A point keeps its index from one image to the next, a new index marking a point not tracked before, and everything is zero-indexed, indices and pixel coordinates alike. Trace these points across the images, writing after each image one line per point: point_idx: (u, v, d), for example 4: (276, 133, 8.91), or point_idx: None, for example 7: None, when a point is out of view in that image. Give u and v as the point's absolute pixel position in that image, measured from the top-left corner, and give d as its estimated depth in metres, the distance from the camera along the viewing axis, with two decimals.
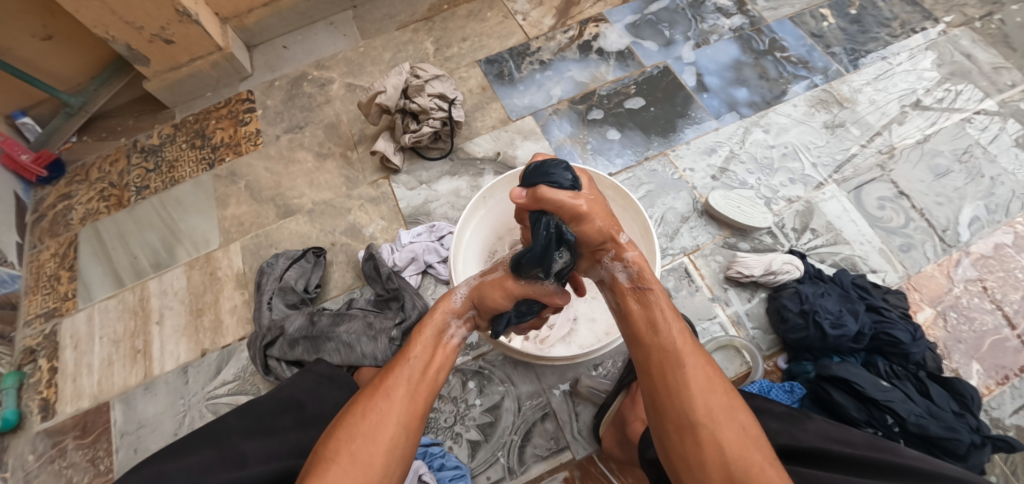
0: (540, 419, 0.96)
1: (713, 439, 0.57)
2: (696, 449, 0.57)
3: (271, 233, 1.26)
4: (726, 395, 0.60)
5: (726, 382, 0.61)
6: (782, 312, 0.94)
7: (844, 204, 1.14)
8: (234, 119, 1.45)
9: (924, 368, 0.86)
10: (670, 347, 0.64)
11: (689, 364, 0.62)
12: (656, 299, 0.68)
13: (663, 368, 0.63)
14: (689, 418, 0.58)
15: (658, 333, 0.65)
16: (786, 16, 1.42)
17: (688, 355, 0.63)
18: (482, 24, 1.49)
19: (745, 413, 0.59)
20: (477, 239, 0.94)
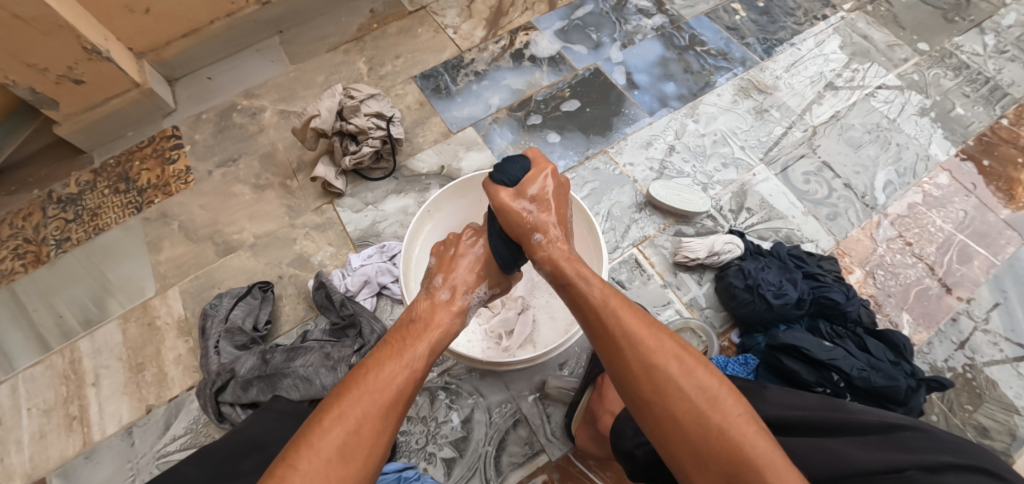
0: (513, 427, 0.95)
1: (667, 413, 0.58)
2: (656, 424, 0.59)
3: (212, 273, 1.19)
4: (678, 363, 0.60)
5: (675, 349, 0.61)
6: (730, 290, 0.98)
7: (774, 182, 1.21)
8: (160, 158, 1.38)
9: (861, 325, 0.92)
10: (613, 328, 0.65)
11: (633, 342, 0.63)
12: (588, 284, 0.71)
13: (610, 351, 0.65)
14: (641, 398, 0.61)
15: (597, 319, 0.67)
16: (702, 13, 1.50)
17: (632, 332, 0.64)
18: (414, 40, 1.49)
19: (704, 376, 0.59)
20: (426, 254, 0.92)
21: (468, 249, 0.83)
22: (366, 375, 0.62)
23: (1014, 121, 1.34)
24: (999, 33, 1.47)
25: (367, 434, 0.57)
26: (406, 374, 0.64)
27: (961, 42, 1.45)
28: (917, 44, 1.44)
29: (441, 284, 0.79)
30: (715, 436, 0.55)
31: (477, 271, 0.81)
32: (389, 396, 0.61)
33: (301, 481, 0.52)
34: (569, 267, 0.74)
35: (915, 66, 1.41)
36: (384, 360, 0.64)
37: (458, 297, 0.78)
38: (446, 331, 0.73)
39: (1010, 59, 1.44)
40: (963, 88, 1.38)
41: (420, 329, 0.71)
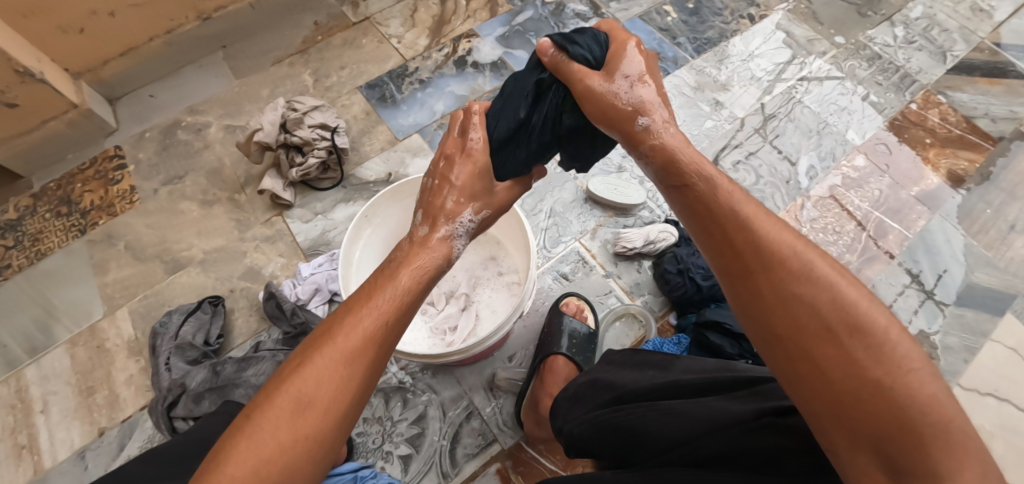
0: (466, 420, 0.99)
1: (805, 352, 0.47)
2: (790, 366, 0.48)
3: (161, 292, 1.19)
4: (826, 288, 0.48)
5: (832, 281, 0.49)
6: (664, 276, 1.05)
7: None
8: (103, 179, 1.36)
9: None
10: (738, 244, 0.54)
11: (769, 264, 0.51)
12: (709, 188, 0.58)
13: (734, 269, 0.53)
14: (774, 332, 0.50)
15: (720, 233, 0.55)
16: (636, 15, 1.57)
17: (770, 250, 0.52)
18: (359, 51, 1.52)
19: (863, 308, 0.47)
20: (366, 259, 0.89)
21: (448, 178, 0.70)
22: (334, 325, 0.56)
23: (923, 105, 1.44)
24: (908, 25, 1.58)
25: (328, 388, 0.51)
26: (378, 318, 0.56)
27: (874, 34, 1.56)
28: (834, 38, 1.55)
29: (437, 209, 0.69)
30: (869, 383, 0.44)
31: (470, 194, 0.70)
32: (356, 343, 0.54)
33: (252, 436, 0.47)
34: (685, 164, 0.62)
35: (833, 58, 1.51)
36: (354, 304, 0.58)
37: (440, 226, 0.68)
38: (427, 267, 0.64)
39: (919, 48, 1.54)
40: (877, 77, 1.48)
41: (396, 269, 0.63)
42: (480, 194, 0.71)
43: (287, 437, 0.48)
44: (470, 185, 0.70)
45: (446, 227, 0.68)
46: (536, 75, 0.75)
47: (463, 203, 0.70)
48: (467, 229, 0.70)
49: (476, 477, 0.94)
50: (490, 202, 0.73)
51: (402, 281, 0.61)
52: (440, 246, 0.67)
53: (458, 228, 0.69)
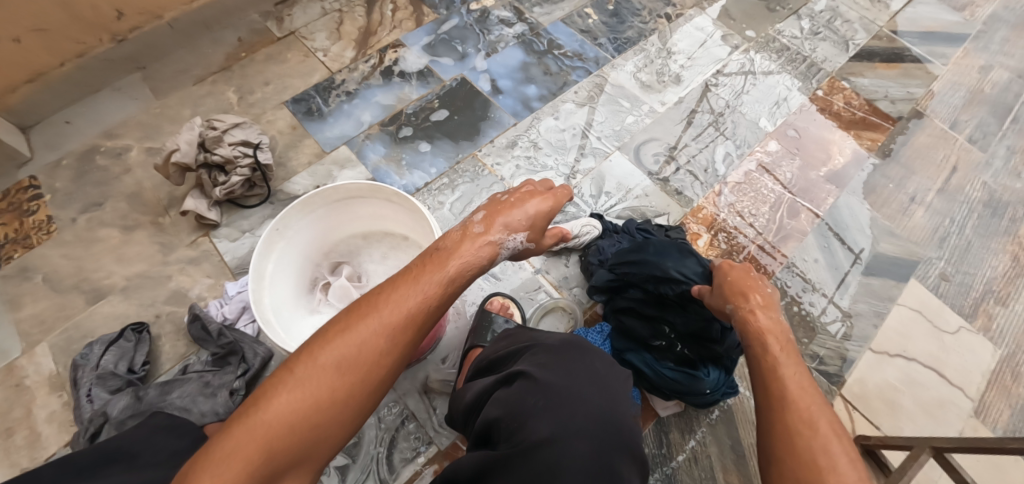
0: (402, 424, 1.00)
1: (796, 459, 0.58)
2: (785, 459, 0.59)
3: (82, 323, 1.15)
4: (831, 454, 0.57)
5: (829, 425, 0.59)
6: (589, 267, 1.13)
7: (628, 166, 1.33)
8: (16, 211, 1.30)
9: None
10: (779, 374, 0.66)
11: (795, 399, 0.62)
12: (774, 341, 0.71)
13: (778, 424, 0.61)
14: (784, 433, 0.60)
15: (765, 366, 0.68)
16: (558, 19, 1.62)
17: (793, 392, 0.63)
18: (284, 66, 1.51)
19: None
20: (278, 274, 0.88)
21: (519, 204, 0.81)
22: (380, 298, 0.63)
23: (828, 92, 1.53)
24: (812, 18, 1.68)
25: (372, 352, 0.59)
26: (420, 303, 0.65)
27: (781, 27, 1.65)
28: (746, 32, 1.63)
29: (490, 220, 0.77)
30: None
31: (510, 224, 0.78)
32: (401, 318, 0.62)
33: (297, 383, 0.56)
34: (764, 334, 0.72)
35: (745, 51, 1.59)
36: (401, 284, 0.65)
37: (492, 231, 0.77)
38: (473, 262, 0.72)
39: (823, 39, 1.64)
40: (786, 68, 1.57)
41: (446, 257, 0.71)
42: (518, 226, 0.79)
43: (325, 389, 0.56)
44: (506, 219, 0.79)
45: (497, 235, 0.76)
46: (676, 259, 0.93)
47: (522, 228, 0.80)
48: (515, 246, 0.79)
49: (414, 481, 0.95)
50: (535, 232, 0.82)
51: (449, 272, 0.69)
52: (482, 254, 0.74)
53: (507, 241, 0.78)
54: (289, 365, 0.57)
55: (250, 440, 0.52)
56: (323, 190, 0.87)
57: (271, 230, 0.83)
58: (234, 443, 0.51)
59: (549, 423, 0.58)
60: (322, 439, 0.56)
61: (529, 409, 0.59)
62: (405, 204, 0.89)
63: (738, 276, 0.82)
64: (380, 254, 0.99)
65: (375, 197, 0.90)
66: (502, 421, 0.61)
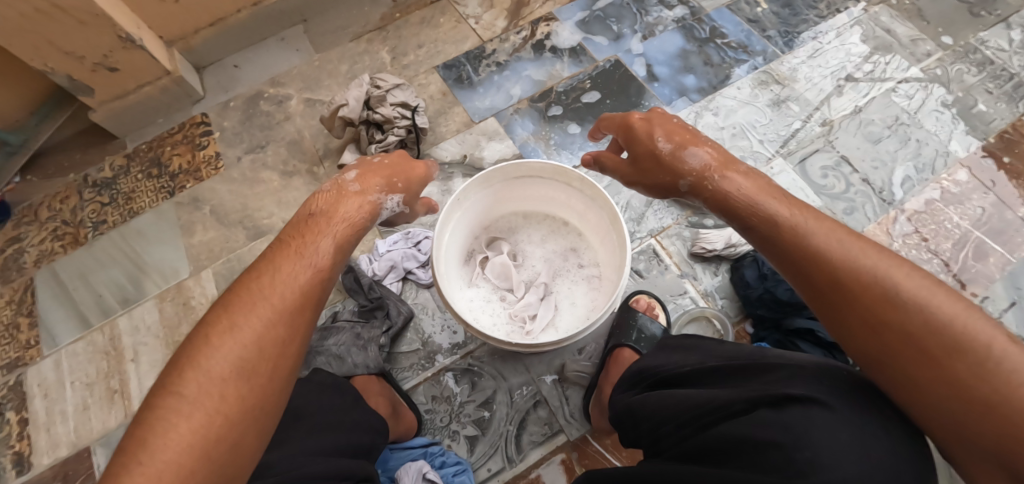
0: (533, 408, 1.01)
1: (895, 345, 0.52)
2: (889, 352, 0.52)
3: (243, 257, 1.24)
4: (931, 322, 0.51)
5: (923, 291, 0.52)
6: (743, 280, 1.06)
7: (792, 176, 1.25)
8: (190, 144, 1.42)
9: None
10: (804, 247, 0.60)
11: (855, 277, 0.55)
12: (771, 208, 0.65)
13: (841, 295, 0.56)
14: (871, 321, 0.54)
15: (794, 253, 0.61)
16: (723, 5, 1.50)
17: (842, 271, 0.56)
18: (436, 30, 1.50)
19: (976, 348, 0.49)
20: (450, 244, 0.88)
21: (380, 162, 0.81)
22: (261, 280, 0.61)
23: None
24: None
25: (278, 328, 0.58)
26: (304, 279, 0.63)
27: (987, 37, 1.43)
28: (942, 38, 1.44)
29: (348, 194, 0.75)
30: (945, 375, 0.49)
31: (386, 182, 0.79)
32: (294, 290, 0.61)
33: (214, 369, 0.53)
34: (746, 206, 0.68)
35: (938, 60, 1.40)
36: (281, 258, 0.64)
37: (370, 191, 0.77)
38: (352, 224, 0.73)
39: None
40: (987, 84, 1.37)
41: (324, 223, 0.70)
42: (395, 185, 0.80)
43: (222, 396, 0.52)
44: (387, 178, 0.79)
45: (371, 197, 0.76)
46: None
47: (387, 188, 0.79)
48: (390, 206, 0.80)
49: (541, 465, 0.97)
50: (409, 195, 0.84)
51: (328, 239, 0.69)
52: (357, 220, 0.74)
53: (383, 201, 0.78)
54: (179, 381, 0.51)
55: (181, 430, 0.48)
56: (506, 166, 0.85)
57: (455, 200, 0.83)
58: (162, 437, 0.47)
59: (851, 464, 0.50)
60: (242, 446, 0.52)
61: (817, 442, 0.51)
62: (586, 191, 0.86)
63: (660, 152, 0.79)
64: (539, 236, 0.98)
65: (554, 179, 0.88)
66: (782, 448, 0.52)
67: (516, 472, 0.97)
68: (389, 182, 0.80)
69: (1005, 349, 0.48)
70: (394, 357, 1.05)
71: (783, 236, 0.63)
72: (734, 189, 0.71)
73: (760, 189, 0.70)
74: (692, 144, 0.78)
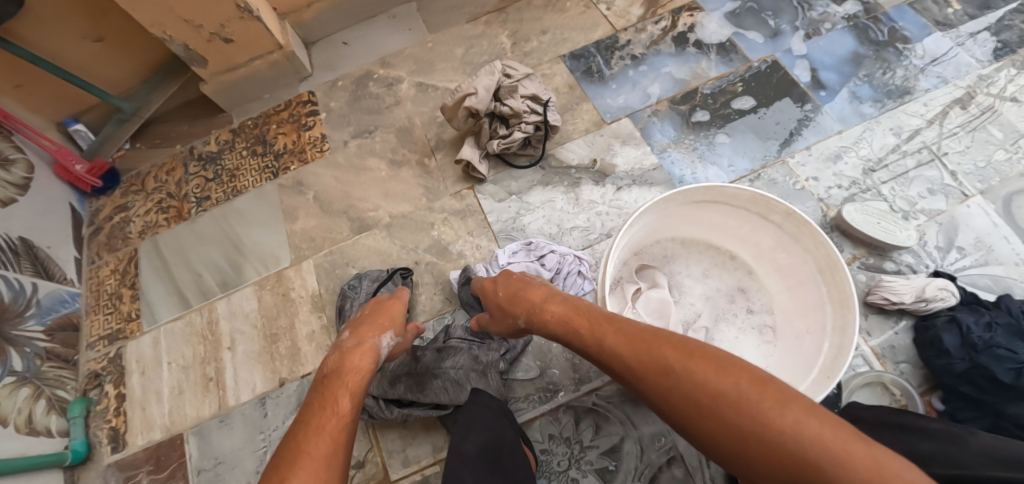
0: (667, 464, 0.87)
1: (735, 435, 0.54)
2: (733, 446, 0.55)
3: (346, 250, 1.16)
4: (739, 394, 0.55)
5: (722, 372, 0.57)
6: (938, 345, 0.88)
7: (993, 218, 1.02)
8: (296, 123, 1.35)
9: None
10: (641, 361, 0.63)
11: (680, 375, 0.59)
12: (595, 334, 0.68)
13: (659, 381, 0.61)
14: (703, 413, 0.57)
15: (624, 367, 0.64)
16: (904, 2, 1.27)
17: (660, 366, 0.61)
18: (562, 15, 1.35)
19: (781, 418, 0.52)
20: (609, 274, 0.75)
21: (366, 315, 0.84)
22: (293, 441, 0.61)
23: None
24: None
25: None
26: (335, 434, 0.62)
27: None
28: None
29: (352, 349, 0.76)
30: (767, 449, 0.52)
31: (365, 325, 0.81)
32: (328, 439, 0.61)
33: None
34: (575, 331, 0.71)
35: None
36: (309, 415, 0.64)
37: (367, 337, 0.78)
38: (366, 370, 0.74)
39: None
40: None
41: (336, 378, 0.71)
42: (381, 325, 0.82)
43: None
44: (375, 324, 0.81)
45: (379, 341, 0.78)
46: None
47: (380, 332, 0.80)
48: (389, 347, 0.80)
49: None
50: (400, 329, 0.84)
51: (349, 385, 0.70)
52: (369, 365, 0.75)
53: (382, 343, 0.79)
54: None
55: None
56: (694, 188, 0.71)
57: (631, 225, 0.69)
58: None
59: None
60: None
61: None
62: (786, 228, 0.72)
63: (506, 293, 0.82)
64: (699, 269, 0.84)
65: (744, 208, 0.74)
66: None
67: None
68: (381, 324, 0.82)
69: (750, 385, 0.55)
70: (510, 385, 0.94)
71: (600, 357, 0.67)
72: (555, 322, 0.74)
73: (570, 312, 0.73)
74: (530, 292, 0.79)
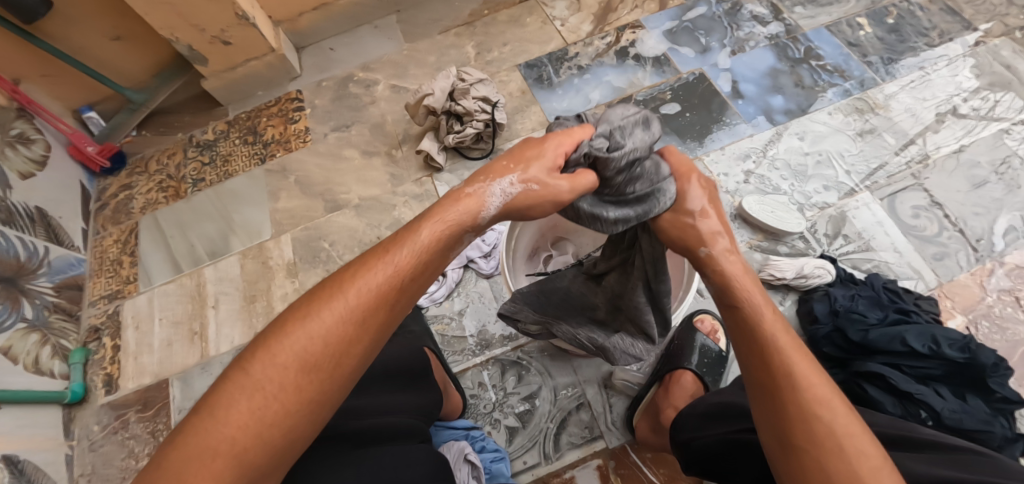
0: (575, 409, 1.02)
1: (815, 458, 0.48)
2: (808, 464, 0.49)
3: (320, 226, 1.31)
4: (847, 432, 0.49)
5: (853, 419, 0.50)
6: (812, 314, 1.02)
7: (878, 211, 1.18)
8: (284, 117, 1.51)
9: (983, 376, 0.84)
10: (775, 371, 0.52)
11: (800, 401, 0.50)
12: (764, 325, 0.54)
13: (763, 394, 0.53)
14: (804, 433, 0.49)
15: (766, 362, 0.53)
16: (822, 25, 1.44)
17: (802, 385, 0.51)
18: (523, 30, 1.53)
19: (863, 456, 0.48)
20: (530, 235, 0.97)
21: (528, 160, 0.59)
22: (348, 278, 0.53)
23: None
24: None
25: (352, 336, 0.51)
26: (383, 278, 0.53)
27: None
28: None
29: (454, 191, 0.58)
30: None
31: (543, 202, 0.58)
32: (371, 298, 0.53)
33: (272, 374, 0.48)
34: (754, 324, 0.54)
35: None
36: (371, 266, 0.54)
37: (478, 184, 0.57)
38: (449, 224, 0.56)
39: None
40: None
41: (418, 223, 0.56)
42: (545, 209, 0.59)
43: (290, 393, 0.48)
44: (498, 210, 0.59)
45: (496, 204, 0.56)
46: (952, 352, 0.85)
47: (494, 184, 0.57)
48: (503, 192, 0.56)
49: (576, 466, 0.97)
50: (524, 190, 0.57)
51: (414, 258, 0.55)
52: (472, 216, 0.56)
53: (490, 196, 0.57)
54: (246, 367, 0.49)
55: (215, 454, 0.44)
56: None
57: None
58: (236, 388, 0.48)
59: None
60: (298, 439, 0.48)
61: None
62: None
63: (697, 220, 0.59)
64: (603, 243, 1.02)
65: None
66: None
67: (551, 469, 0.98)
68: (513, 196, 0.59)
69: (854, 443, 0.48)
70: (447, 341, 1.11)
71: (756, 339, 0.54)
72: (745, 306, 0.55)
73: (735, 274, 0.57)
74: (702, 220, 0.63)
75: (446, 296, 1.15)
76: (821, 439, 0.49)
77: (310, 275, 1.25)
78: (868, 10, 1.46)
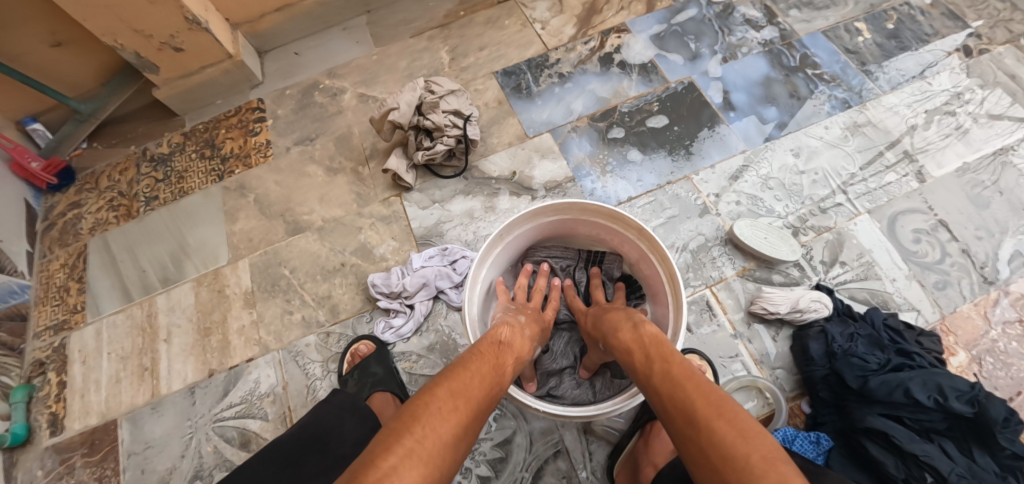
0: (552, 457, 0.94)
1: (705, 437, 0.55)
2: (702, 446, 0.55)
3: (280, 251, 1.21)
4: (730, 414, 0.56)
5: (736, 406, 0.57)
6: (806, 353, 0.95)
7: (877, 235, 1.10)
8: (244, 129, 1.41)
9: (995, 436, 0.77)
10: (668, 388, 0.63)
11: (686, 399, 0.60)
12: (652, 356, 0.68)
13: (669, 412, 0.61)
14: (694, 421, 0.57)
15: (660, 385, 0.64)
16: (819, 29, 1.35)
17: (684, 387, 0.61)
18: (501, 32, 1.42)
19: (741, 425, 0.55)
20: (488, 281, 0.86)
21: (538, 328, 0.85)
22: (461, 372, 0.66)
23: None
24: None
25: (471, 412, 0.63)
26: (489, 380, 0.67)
27: None
28: None
29: (518, 328, 0.80)
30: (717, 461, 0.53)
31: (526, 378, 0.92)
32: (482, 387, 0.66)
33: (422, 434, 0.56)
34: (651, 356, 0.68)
35: None
36: (480, 361, 0.69)
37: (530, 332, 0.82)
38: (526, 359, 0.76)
39: None
40: None
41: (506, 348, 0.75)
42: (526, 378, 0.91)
43: (430, 440, 0.56)
44: (507, 303, 0.89)
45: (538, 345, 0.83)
46: (957, 407, 0.79)
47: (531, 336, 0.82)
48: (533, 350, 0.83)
49: None
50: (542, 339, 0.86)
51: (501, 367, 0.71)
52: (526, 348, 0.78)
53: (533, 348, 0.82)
54: (409, 427, 0.56)
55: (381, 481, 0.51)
56: (557, 203, 0.80)
57: (494, 238, 0.80)
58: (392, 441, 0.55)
59: None
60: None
61: None
62: (640, 244, 0.80)
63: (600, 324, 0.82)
64: None
65: (606, 224, 0.82)
66: None
67: None
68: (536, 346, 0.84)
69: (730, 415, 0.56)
70: (415, 381, 1.03)
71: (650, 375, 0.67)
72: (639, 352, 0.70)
73: (646, 337, 0.71)
74: (611, 314, 0.81)
75: (414, 331, 1.07)
76: (704, 419, 0.57)
77: (268, 305, 1.16)
78: (867, 14, 1.37)
